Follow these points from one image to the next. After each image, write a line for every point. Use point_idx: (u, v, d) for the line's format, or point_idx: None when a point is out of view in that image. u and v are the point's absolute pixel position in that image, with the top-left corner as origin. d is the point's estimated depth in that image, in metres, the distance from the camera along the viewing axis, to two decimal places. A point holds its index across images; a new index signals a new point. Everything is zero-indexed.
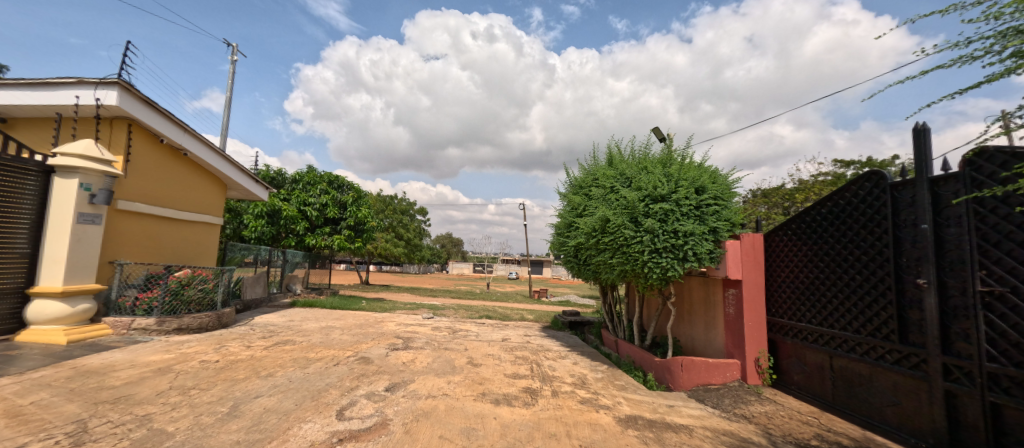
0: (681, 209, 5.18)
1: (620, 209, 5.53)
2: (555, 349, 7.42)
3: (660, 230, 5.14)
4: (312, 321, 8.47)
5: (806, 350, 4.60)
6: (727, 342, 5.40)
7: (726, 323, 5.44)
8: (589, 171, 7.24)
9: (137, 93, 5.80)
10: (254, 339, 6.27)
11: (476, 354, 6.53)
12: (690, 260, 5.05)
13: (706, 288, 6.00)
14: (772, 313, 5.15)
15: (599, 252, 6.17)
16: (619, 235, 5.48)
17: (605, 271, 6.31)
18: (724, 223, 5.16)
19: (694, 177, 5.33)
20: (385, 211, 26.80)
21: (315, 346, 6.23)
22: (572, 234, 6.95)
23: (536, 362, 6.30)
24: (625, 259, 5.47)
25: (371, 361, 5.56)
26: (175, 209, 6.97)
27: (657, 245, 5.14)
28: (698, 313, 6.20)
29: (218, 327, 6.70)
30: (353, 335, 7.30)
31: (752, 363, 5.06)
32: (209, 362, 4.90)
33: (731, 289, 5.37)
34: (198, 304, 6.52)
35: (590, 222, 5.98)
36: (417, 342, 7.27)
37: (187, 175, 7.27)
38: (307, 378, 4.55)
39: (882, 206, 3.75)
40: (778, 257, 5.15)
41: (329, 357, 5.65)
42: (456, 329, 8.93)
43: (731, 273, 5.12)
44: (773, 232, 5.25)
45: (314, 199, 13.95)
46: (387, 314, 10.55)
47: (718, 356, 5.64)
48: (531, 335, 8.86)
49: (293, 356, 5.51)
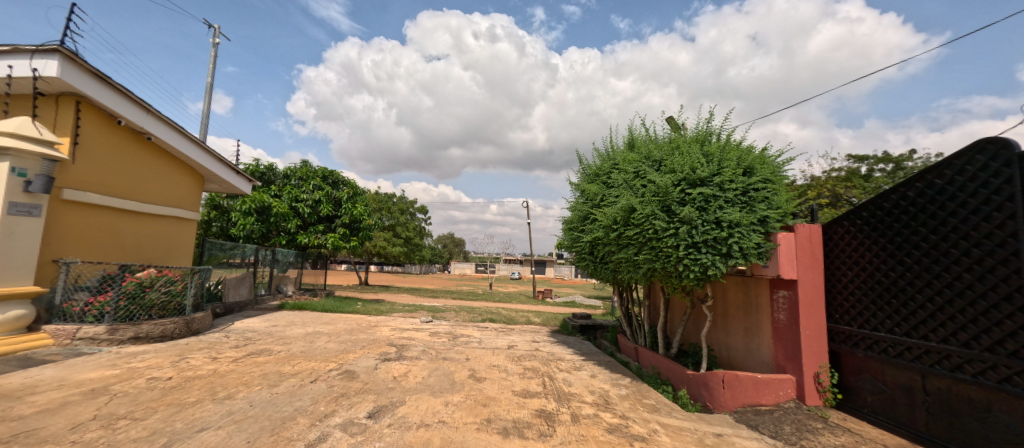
0: (725, 194, 4.33)
1: (649, 196, 4.67)
2: (567, 358, 6.59)
3: (698, 220, 4.29)
4: (297, 326, 7.68)
5: (885, 366, 3.75)
6: (777, 355, 4.55)
7: (775, 332, 4.60)
8: (607, 156, 6.41)
9: (85, 64, 5.02)
10: (224, 349, 5.47)
11: (479, 366, 5.69)
12: (736, 256, 4.20)
13: (747, 290, 5.14)
14: (835, 320, 4.28)
15: (621, 248, 5.34)
16: (647, 228, 4.63)
17: (628, 270, 5.47)
18: (778, 211, 4.30)
19: (741, 157, 4.46)
20: (383, 209, 25.98)
21: (294, 357, 5.41)
22: (589, 228, 6.13)
23: (549, 376, 5.46)
24: (654, 255, 4.63)
25: (357, 377, 4.72)
26: (139, 201, 6.20)
27: (694, 239, 4.29)
28: (736, 319, 5.36)
29: (187, 335, 5.92)
30: (340, 344, 6.49)
31: (812, 381, 4.20)
32: (159, 380, 4.07)
33: (781, 291, 4.51)
34: (162, 309, 5.73)
35: (611, 212, 5.15)
36: (412, 350, 6.43)
37: (154, 163, 6.49)
38: (274, 401, 3.72)
39: (1005, 183, 2.91)
40: (842, 252, 4.29)
41: (307, 371, 4.83)
42: (456, 335, 8.09)
43: (785, 272, 4.27)
44: (835, 222, 4.39)
45: (306, 195, 13.14)
46: (382, 317, 9.74)
47: (764, 370, 4.79)
48: (539, 341, 8.03)
49: (265, 370, 4.69)
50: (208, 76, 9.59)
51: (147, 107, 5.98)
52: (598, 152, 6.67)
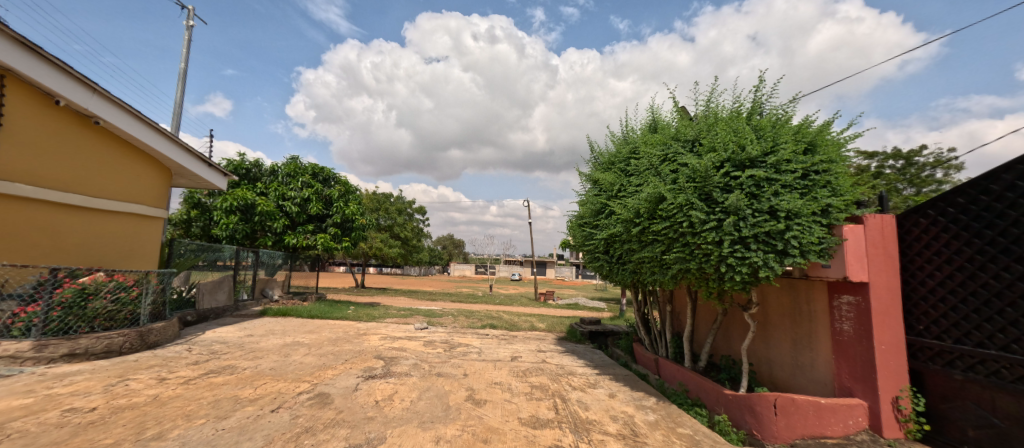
0: (781, 177, 3.49)
1: (683, 182, 3.87)
2: (580, 372, 5.76)
3: (748, 210, 3.48)
4: (275, 336, 6.85)
5: (997, 394, 2.92)
6: (840, 373, 3.77)
7: (837, 346, 3.81)
8: (625, 141, 5.61)
9: (8, 31, 4.25)
10: (179, 367, 4.67)
11: (479, 384, 4.87)
12: (795, 254, 3.38)
13: (796, 296, 4.35)
14: (917, 332, 3.48)
15: (645, 246, 4.58)
16: (680, 220, 3.85)
17: (652, 272, 4.70)
18: (845, 199, 3.47)
19: (799, 131, 3.60)
20: (380, 209, 25.26)
21: (260, 376, 4.58)
22: (604, 223, 5.35)
23: (560, 396, 4.65)
24: (688, 253, 3.87)
25: (330, 403, 3.89)
26: (89, 194, 5.48)
27: (743, 232, 3.48)
28: (781, 328, 4.57)
29: (140, 349, 5.14)
30: (319, 357, 5.67)
31: (889, 408, 3.42)
32: (78, 413, 3.27)
33: (845, 296, 3.72)
34: (110, 320, 4.95)
35: (634, 204, 4.39)
36: (402, 364, 5.59)
37: (106, 152, 5.72)
38: (214, 442, 2.90)
39: None
40: (926, 248, 3.46)
41: (270, 395, 4.00)
42: (454, 344, 7.26)
43: (853, 274, 3.48)
44: (917, 212, 3.56)
45: (294, 193, 12.29)
46: (372, 324, 8.90)
47: (820, 391, 4.01)
48: (546, 351, 7.20)
49: (218, 396, 3.87)
50: (182, 62, 8.75)
51: (93, 87, 5.22)
52: (615, 137, 5.88)
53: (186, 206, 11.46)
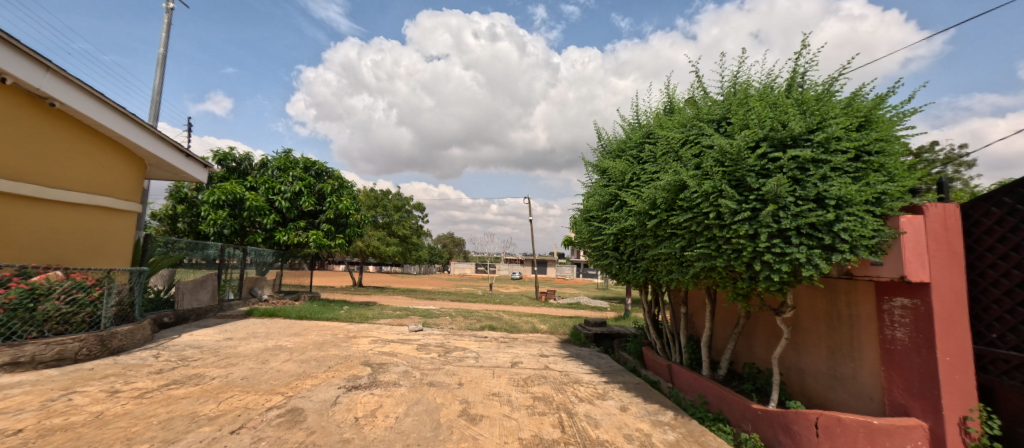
0: (830, 159, 2.95)
1: (711, 166, 3.34)
2: (586, 381, 5.26)
3: (789, 197, 2.95)
4: (256, 339, 6.35)
5: None
6: (891, 388, 3.26)
7: (887, 356, 3.30)
8: (638, 126, 5.09)
9: None
10: (139, 377, 4.16)
11: (474, 396, 4.35)
12: (844, 250, 2.86)
13: (835, 298, 3.84)
14: (987, 341, 3.00)
15: (661, 242, 4.06)
16: (707, 210, 3.32)
17: (668, 270, 4.19)
18: (902, 185, 2.95)
19: (851, 105, 3.06)
20: (376, 207, 24.76)
21: (228, 388, 4.06)
22: (614, 216, 4.85)
23: (566, 410, 4.13)
24: (715, 249, 3.35)
25: (302, 421, 3.36)
26: (42, 184, 5.01)
27: (783, 224, 2.95)
28: (816, 334, 4.05)
29: (100, 355, 4.66)
30: (300, 364, 5.17)
31: (956, 430, 2.90)
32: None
33: (897, 298, 3.21)
34: (63, 323, 4.47)
35: (650, 193, 3.87)
36: (391, 372, 5.07)
37: (63, 138, 5.24)
38: None
39: None
40: (1000, 242, 2.95)
41: (234, 412, 3.48)
42: (449, 348, 6.75)
43: (911, 273, 2.97)
44: (988, 200, 3.04)
45: (285, 187, 11.80)
46: (364, 326, 8.39)
47: (867, 407, 3.50)
48: (548, 355, 6.69)
49: (174, 413, 3.36)
50: (161, 47, 8.23)
51: (46, 64, 4.76)
52: (625, 122, 5.35)
53: (171, 201, 10.97)
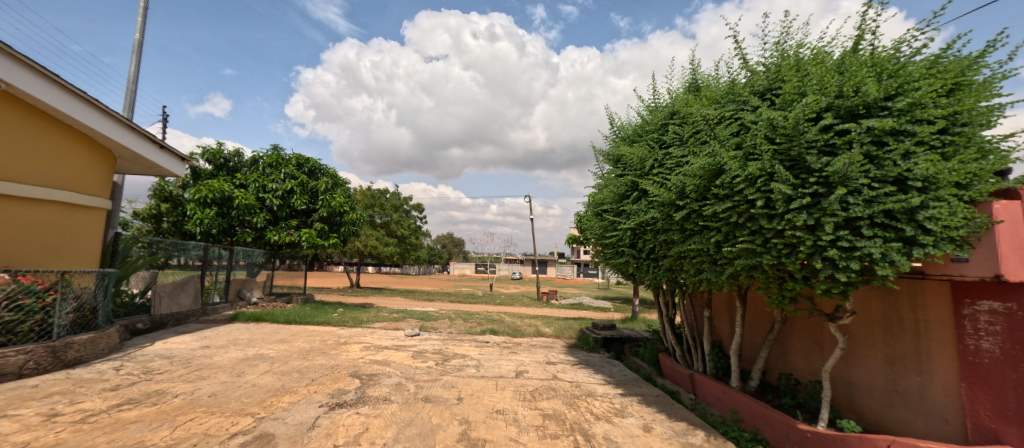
0: (912, 131, 2.40)
1: (759, 143, 2.79)
2: (600, 393, 4.70)
3: (861, 178, 2.41)
4: (236, 347, 5.80)
5: None
6: (975, 409, 2.72)
7: (968, 371, 2.77)
8: (659, 108, 4.56)
9: None
10: (88, 395, 3.60)
11: (476, 414, 3.79)
12: (928, 243, 2.32)
13: (896, 301, 3.29)
14: None
15: (688, 237, 3.51)
16: (754, 195, 2.76)
17: (696, 270, 3.65)
18: (999, 164, 2.41)
19: (935, 68, 2.53)
20: (374, 206, 24.24)
21: (191, 408, 3.51)
22: (631, 209, 4.31)
23: (581, 431, 3.57)
24: (762, 242, 2.80)
25: None
26: None
27: (853, 212, 2.40)
28: (869, 342, 3.51)
29: (51, 368, 4.11)
30: (280, 376, 4.61)
31: None
32: None
33: (984, 302, 2.67)
34: (6, 334, 3.91)
35: (680, 179, 3.33)
36: (382, 385, 4.52)
37: (10, 125, 4.69)
38: None
39: None
40: None
41: (190, 440, 2.92)
42: (448, 356, 6.20)
43: (1010, 272, 2.43)
44: None
45: (276, 185, 11.20)
46: (357, 331, 7.82)
47: (938, 430, 2.97)
48: (556, 363, 6.14)
49: (116, 443, 2.81)
50: (138, 32, 7.67)
51: None
52: (644, 105, 4.82)
53: (155, 199, 10.39)
